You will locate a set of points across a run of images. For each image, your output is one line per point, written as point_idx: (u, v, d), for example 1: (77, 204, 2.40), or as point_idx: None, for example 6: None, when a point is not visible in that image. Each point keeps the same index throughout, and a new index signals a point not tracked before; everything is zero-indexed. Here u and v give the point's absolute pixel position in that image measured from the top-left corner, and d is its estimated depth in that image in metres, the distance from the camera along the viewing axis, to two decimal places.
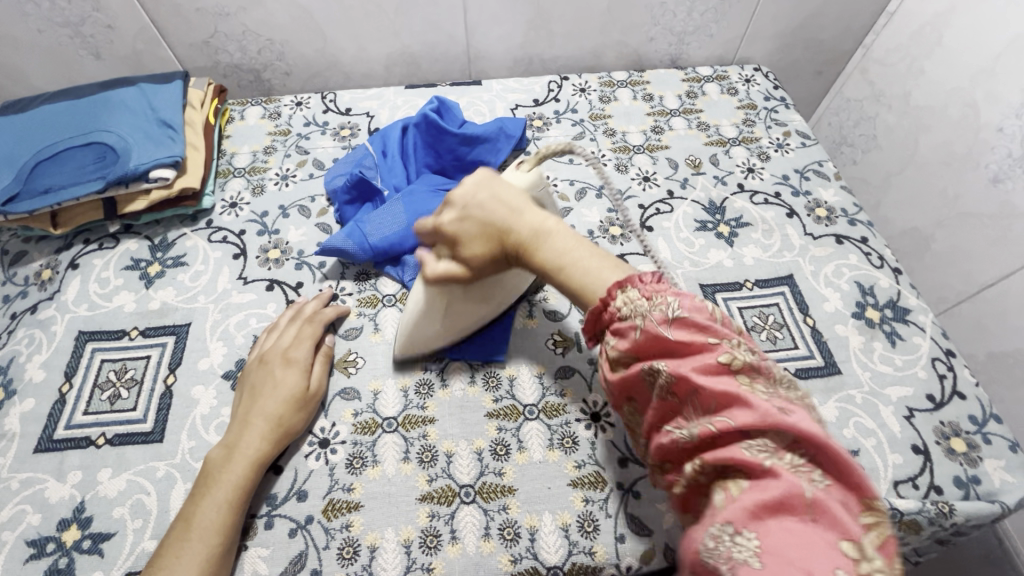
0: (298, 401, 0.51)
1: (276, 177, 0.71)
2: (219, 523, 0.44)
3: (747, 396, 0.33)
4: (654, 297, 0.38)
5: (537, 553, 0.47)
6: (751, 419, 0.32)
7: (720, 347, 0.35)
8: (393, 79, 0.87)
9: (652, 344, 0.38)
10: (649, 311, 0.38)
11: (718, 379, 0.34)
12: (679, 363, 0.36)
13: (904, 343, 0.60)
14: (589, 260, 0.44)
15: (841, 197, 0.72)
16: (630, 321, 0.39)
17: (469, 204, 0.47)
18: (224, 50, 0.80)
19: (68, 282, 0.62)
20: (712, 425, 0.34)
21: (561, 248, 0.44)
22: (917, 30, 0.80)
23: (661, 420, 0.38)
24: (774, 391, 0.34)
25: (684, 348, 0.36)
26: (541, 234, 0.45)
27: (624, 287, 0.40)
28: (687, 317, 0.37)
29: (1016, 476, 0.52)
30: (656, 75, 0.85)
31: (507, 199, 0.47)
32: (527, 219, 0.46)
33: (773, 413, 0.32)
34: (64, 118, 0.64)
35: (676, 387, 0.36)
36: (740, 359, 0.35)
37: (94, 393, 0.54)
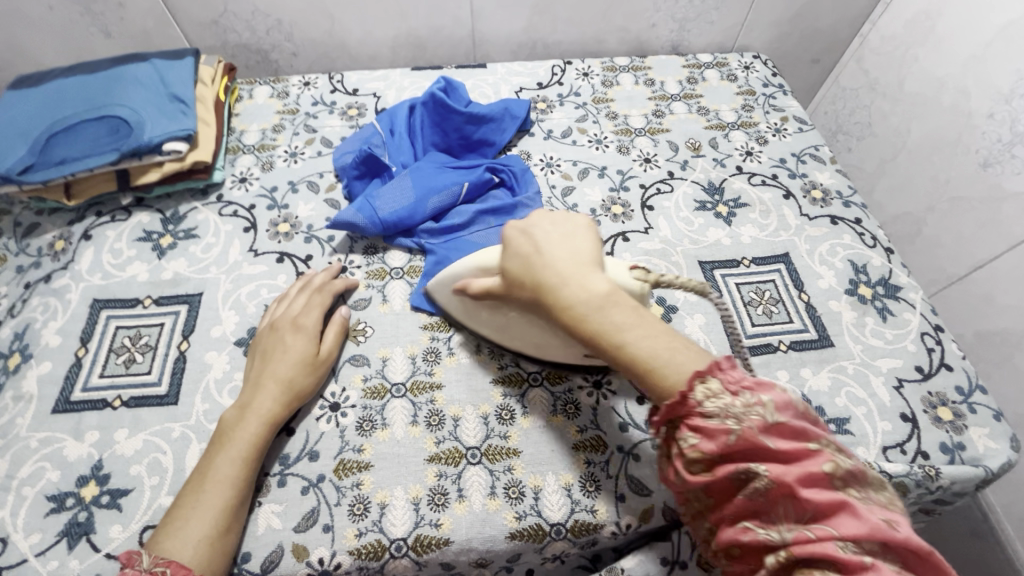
0: (308, 364, 0.53)
1: (284, 154, 0.72)
2: (233, 478, 0.46)
3: (850, 503, 0.33)
4: (743, 395, 0.36)
5: (541, 510, 0.49)
6: (859, 529, 0.32)
7: (822, 454, 0.34)
8: (398, 62, 0.88)
9: (746, 450, 0.35)
10: (742, 413, 0.35)
11: (818, 486, 0.34)
12: (781, 469, 0.34)
13: (895, 318, 0.62)
14: (656, 342, 0.40)
15: (836, 180, 0.74)
16: (720, 423, 0.35)
17: (535, 228, 0.48)
18: (232, 29, 0.81)
19: (81, 252, 0.63)
20: (809, 532, 0.32)
21: (619, 319, 0.41)
22: (911, 20, 0.82)
23: (737, 516, 0.36)
24: (868, 496, 0.34)
25: (786, 455, 0.35)
26: (593, 302, 0.42)
27: (704, 377, 0.37)
28: (785, 422, 0.35)
29: (999, 443, 0.54)
30: (658, 61, 0.87)
31: (581, 252, 0.46)
32: (577, 278, 0.43)
33: (879, 525, 0.32)
34: (77, 92, 0.65)
35: (772, 491, 0.34)
36: (842, 466, 0.34)
37: (110, 357, 0.56)
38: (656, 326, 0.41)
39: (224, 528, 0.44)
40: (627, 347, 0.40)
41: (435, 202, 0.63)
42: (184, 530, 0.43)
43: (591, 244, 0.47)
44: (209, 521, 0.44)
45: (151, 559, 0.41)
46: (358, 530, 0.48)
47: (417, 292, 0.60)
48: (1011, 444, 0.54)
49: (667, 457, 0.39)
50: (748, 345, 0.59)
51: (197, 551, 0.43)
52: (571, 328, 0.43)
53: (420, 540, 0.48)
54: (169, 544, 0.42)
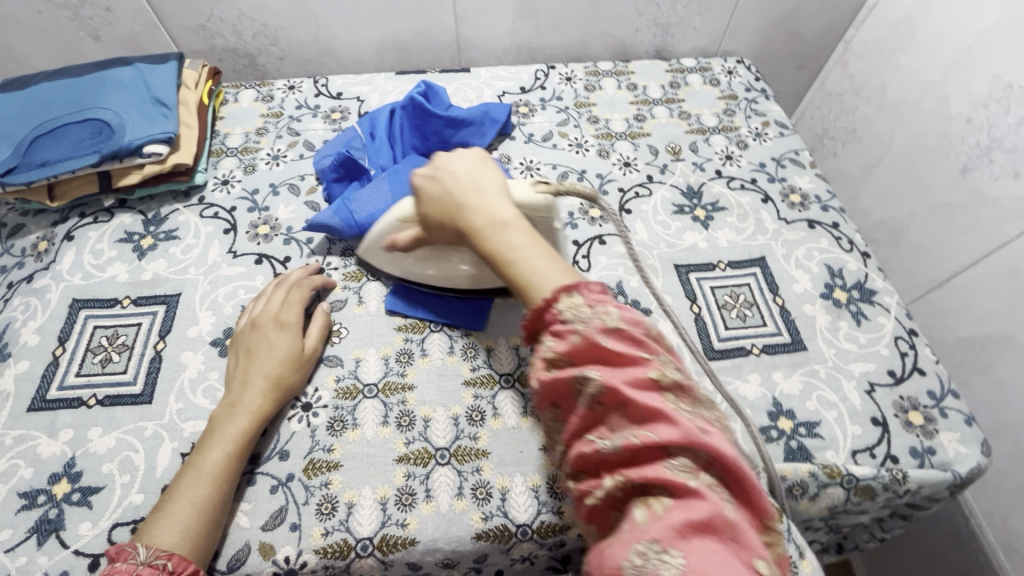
0: (294, 361, 0.54)
1: (267, 157, 0.73)
2: (223, 472, 0.47)
3: (670, 412, 0.34)
4: (597, 306, 0.39)
5: (507, 511, 0.49)
6: (674, 435, 0.33)
7: (651, 362, 0.36)
8: (384, 66, 0.89)
9: (588, 350, 0.37)
10: (589, 318, 0.38)
11: (645, 392, 0.35)
12: (610, 372, 0.36)
13: (869, 323, 0.62)
14: (537, 258, 0.44)
15: (815, 184, 0.74)
16: (570, 325, 0.38)
17: (443, 168, 0.52)
18: (220, 34, 0.82)
19: (63, 252, 0.64)
20: (636, 438, 0.34)
21: (509, 241, 0.45)
22: (894, 25, 0.82)
23: (582, 430, 0.38)
24: (697, 410, 0.36)
25: (620, 358, 0.37)
26: (496, 223, 0.47)
27: (569, 291, 0.40)
28: (625, 329, 0.38)
29: (969, 447, 0.54)
30: (641, 65, 0.88)
31: (484, 184, 0.50)
32: (470, 208, 0.48)
33: (693, 431, 0.33)
34: (62, 96, 0.66)
35: (603, 397, 0.36)
36: (668, 375, 0.36)
37: (87, 357, 0.56)
38: (541, 245, 0.45)
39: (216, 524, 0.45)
40: (516, 263, 0.44)
41: (413, 202, 0.64)
42: (176, 523, 0.44)
43: (498, 177, 0.52)
44: (199, 515, 0.44)
45: (150, 552, 0.42)
46: (325, 529, 0.48)
47: (392, 294, 0.61)
48: (981, 449, 0.54)
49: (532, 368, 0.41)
50: (721, 348, 0.60)
51: (195, 546, 0.43)
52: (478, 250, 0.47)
53: (387, 539, 0.48)
54: (162, 538, 0.43)
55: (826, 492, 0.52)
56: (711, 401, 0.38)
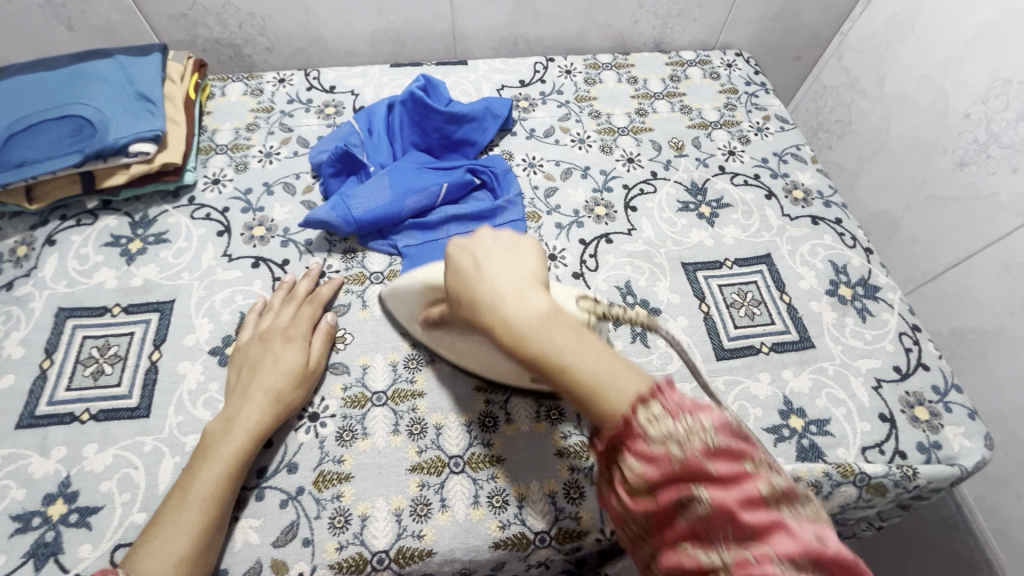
0: (297, 376, 0.51)
1: (259, 154, 0.70)
2: (215, 494, 0.45)
3: (785, 522, 0.30)
4: (684, 417, 0.34)
5: (525, 519, 0.49)
6: (800, 559, 0.29)
7: (759, 475, 0.32)
8: (377, 57, 0.86)
9: (686, 477, 0.32)
10: (685, 438, 0.33)
11: (755, 509, 0.31)
12: (717, 493, 0.32)
13: (873, 319, 0.62)
14: (507, 278, 0.40)
15: (817, 179, 0.74)
16: (660, 446, 0.33)
17: (480, 244, 0.42)
18: (203, 23, 0.78)
19: (45, 258, 0.60)
20: (749, 555, 0.30)
21: (486, 263, 0.41)
22: (891, 19, 0.82)
23: (678, 538, 0.33)
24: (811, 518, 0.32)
25: (727, 477, 0.32)
26: (473, 245, 0.42)
27: (648, 402, 0.35)
28: (723, 444, 0.33)
29: (974, 441, 0.55)
30: (641, 58, 0.86)
31: (523, 271, 0.40)
32: (503, 306, 0.38)
33: (812, 543, 0.30)
34: (37, 90, 0.62)
35: (710, 521, 0.31)
36: (778, 486, 0.32)
37: (77, 369, 0.54)
38: (595, 344, 0.37)
39: (204, 547, 0.43)
40: (483, 283, 0.39)
41: (411, 203, 0.62)
42: (162, 548, 0.42)
43: (537, 265, 0.41)
44: (187, 539, 0.42)
45: None
46: (339, 543, 0.47)
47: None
48: (985, 442, 0.55)
49: (609, 486, 0.38)
50: (731, 347, 0.59)
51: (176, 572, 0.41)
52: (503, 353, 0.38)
53: (403, 551, 0.47)
54: (144, 563, 0.41)
55: (840, 490, 0.53)
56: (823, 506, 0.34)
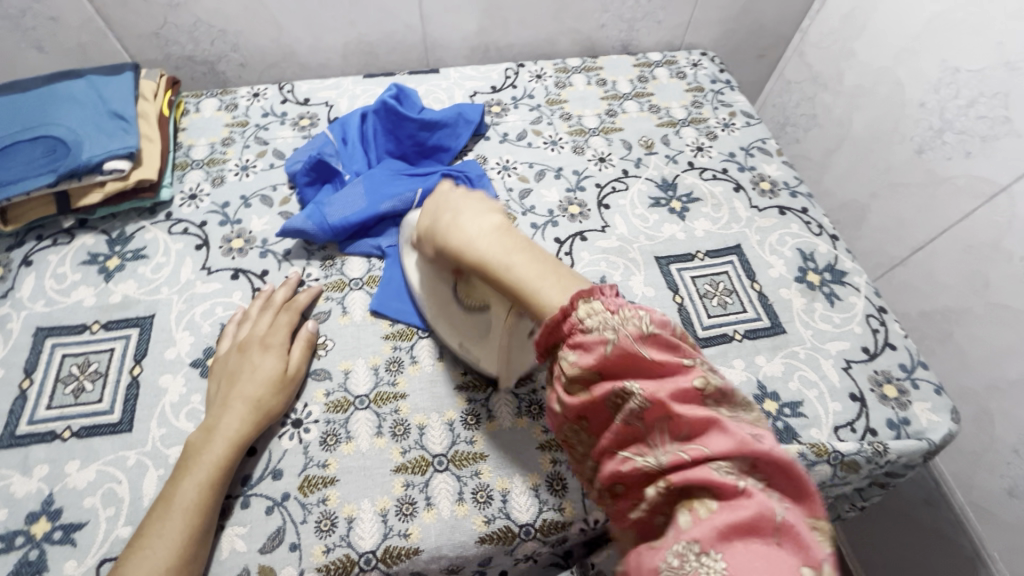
0: (277, 384, 0.52)
1: (235, 167, 0.70)
2: (199, 501, 0.45)
3: (719, 420, 0.34)
4: (621, 311, 0.39)
5: (509, 512, 0.50)
6: (726, 444, 0.33)
7: (693, 370, 0.37)
8: (350, 69, 0.87)
9: (622, 364, 0.37)
10: (619, 326, 0.38)
11: (691, 405, 0.35)
12: (654, 386, 0.36)
13: (841, 303, 0.65)
14: (480, 231, 0.45)
15: (783, 171, 0.77)
16: (597, 336, 0.38)
17: (447, 204, 0.49)
18: (175, 41, 0.78)
19: (21, 278, 0.60)
20: (683, 452, 0.34)
21: (460, 236, 0.45)
22: (847, 15, 0.86)
23: (616, 447, 0.37)
24: (738, 415, 0.36)
25: (660, 371, 0.37)
26: (450, 227, 0.46)
27: (587, 297, 0.39)
28: (659, 338, 0.38)
29: (940, 415, 0.57)
30: (609, 61, 0.89)
31: (489, 220, 0.46)
32: (460, 222, 0.46)
33: (744, 439, 0.33)
34: (9, 113, 0.62)
35: (647, 411, 0.36)
36: (711, 384, 0.36)
37: (57, 388, 0.54)
38: (539, 251, 0.44)
39: (190, 556, 0.43)
40: (472, 253, 0.44)
41: (387, 207, 0.63)
42: (149, 558, 0.42)
43: (492, 198, 0.49)
44: (172, 549, 0.43)
45: None
46: (326, 546, 0.47)
47: (378, 298, 0.60)
48: (951, 416, 0.57)
49: (553, 385, 0.41)
50: (705, 336, 0.61)
51: None
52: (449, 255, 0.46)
53: (390, 551, 0.47)
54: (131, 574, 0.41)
55: (816, 470, 0.54)
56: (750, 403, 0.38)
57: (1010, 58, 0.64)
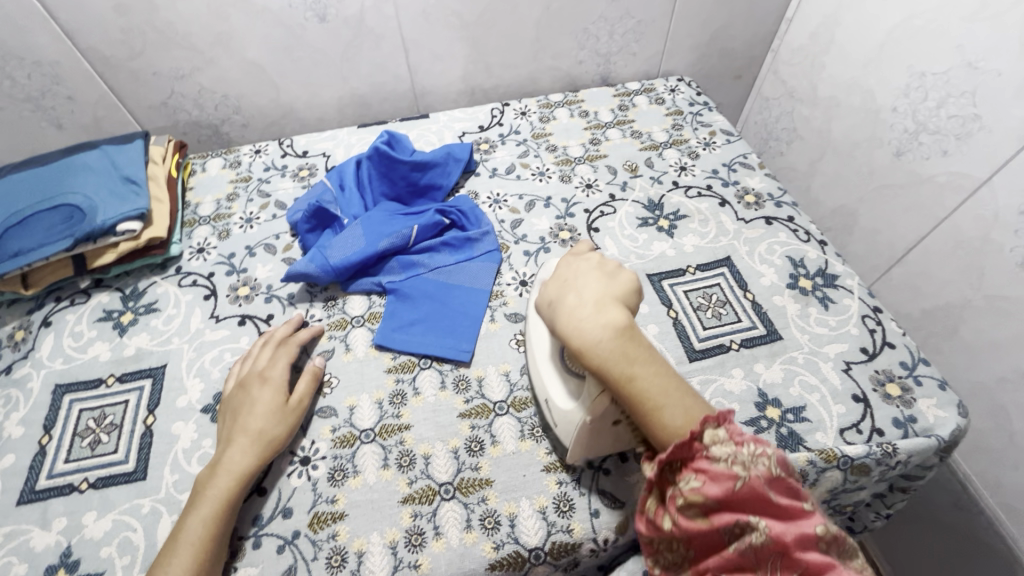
0: (276, 414, 0.54)
1: (240, 220, 0.74)
2: (205, 535, 0.46)
3: (836, 564, 0.36)
4: (750, 448, 0.40)
5: (518, 537, 0.50)
6: None
7: (815, 516, 0.38)
8: (346, 121, 0.92)
9: (746, 498, 0.38)
10: (750, 464, 0.39)
11: (811, 547, 0.37)
12: (778, 525, 0.38)
13: (835, 305, 0.65)
14: (620, 344, 0.45)
15: (766, 183, 0.79)
16: (726, 468, 0.39)
17: (574, 287, 0.50)
18: (182, 108, 0.84)
19: (41, 339, 0.63)
20: None
21: (584, 329, 0.47)
22: (813, 32, 0.90)
23: (724, 572, 0.38)
24: (849, 564, 0.38)
25: (785, 511, 0.38)
26: (597, 324, 0.46)
27: (714, 424, 0.41)
28: (782, 478, 0.39)
29: (947, 411, 0.56)
30: (590, 94, 0.93)
31: (610, 314, 0.47)
32: (579, 315, 0.48)
33: None
34: (30, 186, 0.67)
35: (765, 547, 0.37)
36: (830, 532, 0.38)
37: (75, 441, 0.56)
38: (661, 370, 0.45)
39: None
40: (602, 360, 0.45)
41: (384, 244, 0.66)
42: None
43: (612, 285, 0.50)
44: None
45: None
46: None
47: (380, 333, 0.62)
48: (958, 411, 0.57)
49: (658, 498, 0.42)
50: (701, 348, 0.62)
51: None
52: (569, 348, 0.48)
53: None
54: None
55: (825, 475, 0.54)
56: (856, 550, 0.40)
57: (970, 58, 0.67)
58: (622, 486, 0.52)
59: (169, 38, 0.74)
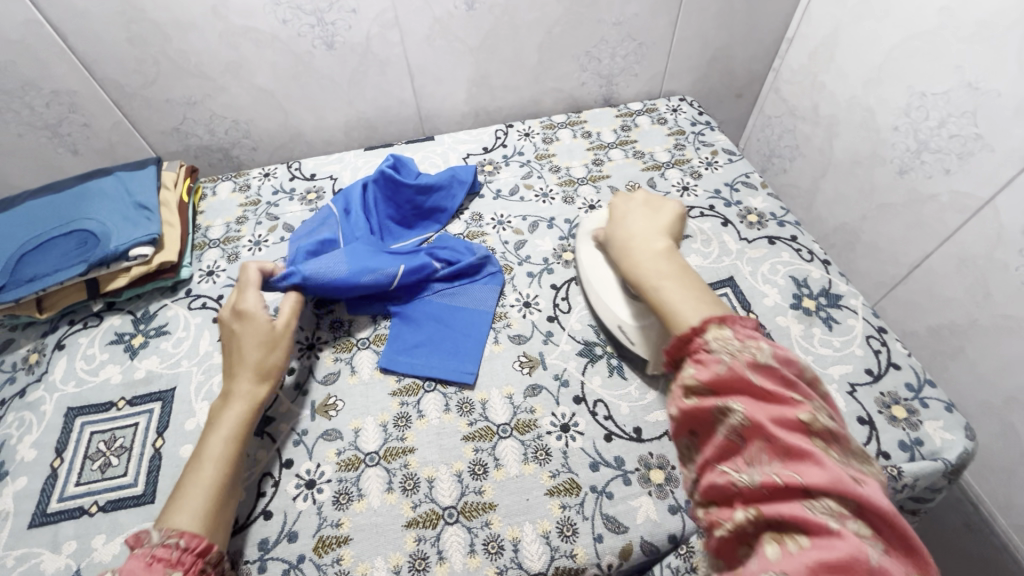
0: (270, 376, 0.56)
1: (249, 243, 0.76)
2: (223, 482, 0.49)
3: (819, 454, 0.36)
4: (745, 340, 0.42)
5: (521, 562, 0.50)
6: (823, 479, 0.34)
7: (803, 405, 0.38)
8: (353, 143, 0.94)
9: (732, 382, 0.40)
10: (739, 352, 0.41)
11: (793, 432, 0.37)
12: (757, 409, 0.38)
13: (839, 326, 0.65)
14: (660, 263, 0.52)
15: (769, 203, 0.79)
16: (715, 355, 0.42)
17: (623, 222, 0.58)
18: (194, 133, 0.86)
19: (55, 362, 0.65)
20: (778, 478, 0.36)
21: (629, 252, 0.55)
22: (813, 52, 0.91)
23: (717, 460, 0.40)
24: (848, 460, 0.36)
25: (771, 396, 0.39)
26: (645, 249, 0.54)
27: (719, 324, 0.43)
28: (776, 365, 0.40)
29: (954, 434, 0.56)
30: (592, 114, 0.94)
31: (654, 243, 0.54)
32: (630, 240, 0.56)
33: (844, 478, 0.34)
34: (47, 212, 0.69)
35: (747, 431, 0.38)
36: (820, 420, 0.37)
37: (85, 464, 0.57)
38: (689, 281, 0.50)
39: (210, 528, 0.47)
40: (642, 275, 0.52)
41: (367, 278, 0.64)
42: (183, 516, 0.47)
43: (668, 221, 0.58)
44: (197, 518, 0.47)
45: (163, 534, 0.45)
46: None
47: (384, 355, 0.63)
48: (965, 433, 0.56)
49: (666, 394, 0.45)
50: None
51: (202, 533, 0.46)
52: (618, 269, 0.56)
53: None
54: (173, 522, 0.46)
55: None
56: (866, 455, 0.38)
57: (969, 79, 0.67)
58: (626, 510, 0.52)
59: (182, 67, 0.76)
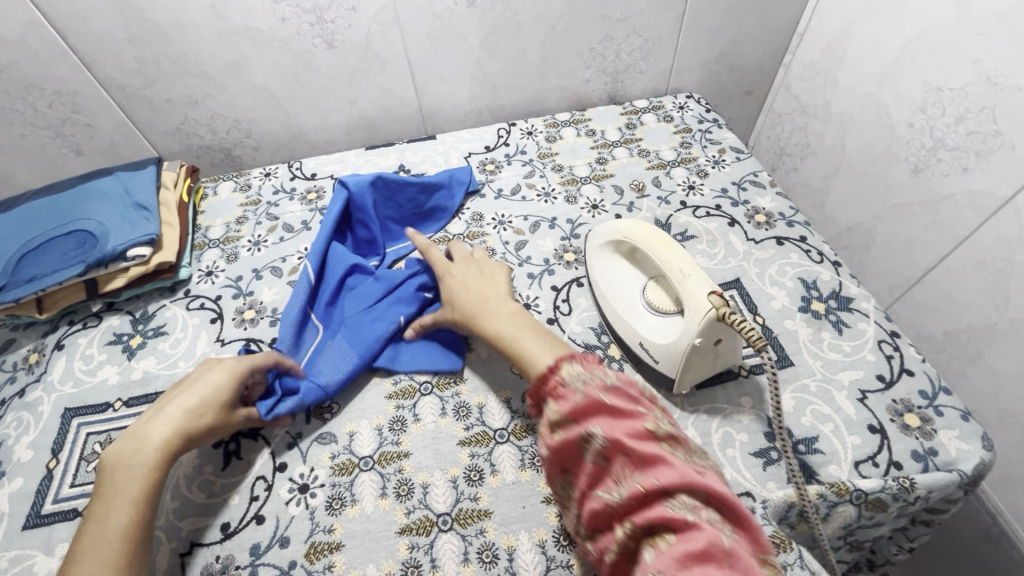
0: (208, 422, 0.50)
1: (249, 244, 0.75)
2: (124, 532, 0.44)
3: (667, 455, 0.39)
4: (595, 371, 0.46)
5: (516, 572, 0.48)
6: (672, 477, 0.38)
7: (647, 416, 0.42)
8: (355, 142, 0.94)
9: (591, 408, 0.43)
10: (589, 380, 0.45)
11: (645, 441, 0.40)
12: (612, 428, 0.42)
13: (850, 330, 0.63)
14: (504, 316, 0.55)
15: (778, 203, 0.77)
16: (571, 387, 0.45)
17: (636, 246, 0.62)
18: (196, 133, 0.86)
19: (54, 363, 0.65)
20: (638, 484, 0.39)
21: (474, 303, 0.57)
22: (825, 47, 0.88)
23: (591, 486, 0.42)
24: (690, 457, 0.41)
25: (619, 412, 0.43)
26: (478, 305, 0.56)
27: (568, 361, 0.47)
28: (620, 388, 0.44)
29: (970, 444, 0.53)
30: (597, 112, 0.93)
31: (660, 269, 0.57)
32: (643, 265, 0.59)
33: (688, 472, 0.38)
34: (47, 212, 0.69)
35: (608, 450, 0.41)
36: (662, 427, 0.42)
37: (81, 466, 0.56)
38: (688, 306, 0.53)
39: None
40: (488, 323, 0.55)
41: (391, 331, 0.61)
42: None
43: (506, 285, 0.60)
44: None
45: None
46: None
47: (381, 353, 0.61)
48: (983, 443, 0.54)
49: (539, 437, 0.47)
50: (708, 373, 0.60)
51: None
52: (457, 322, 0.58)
53: None
54: None
55: (838, 510, 0.52)
56: (703, 451, 0.43)
57: (989, 73, 0.64)
58: None
59: (182, 66, 0.76)
